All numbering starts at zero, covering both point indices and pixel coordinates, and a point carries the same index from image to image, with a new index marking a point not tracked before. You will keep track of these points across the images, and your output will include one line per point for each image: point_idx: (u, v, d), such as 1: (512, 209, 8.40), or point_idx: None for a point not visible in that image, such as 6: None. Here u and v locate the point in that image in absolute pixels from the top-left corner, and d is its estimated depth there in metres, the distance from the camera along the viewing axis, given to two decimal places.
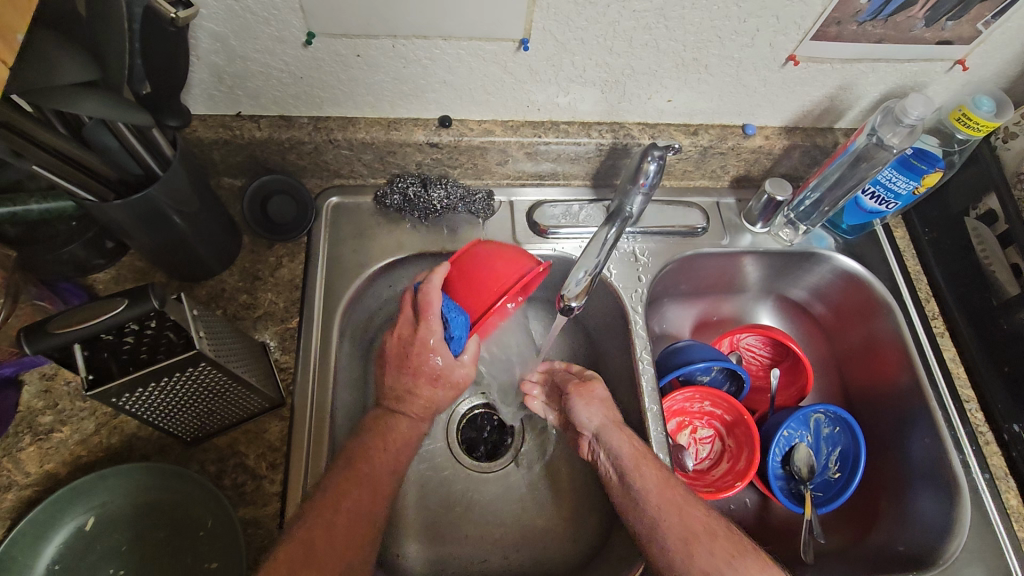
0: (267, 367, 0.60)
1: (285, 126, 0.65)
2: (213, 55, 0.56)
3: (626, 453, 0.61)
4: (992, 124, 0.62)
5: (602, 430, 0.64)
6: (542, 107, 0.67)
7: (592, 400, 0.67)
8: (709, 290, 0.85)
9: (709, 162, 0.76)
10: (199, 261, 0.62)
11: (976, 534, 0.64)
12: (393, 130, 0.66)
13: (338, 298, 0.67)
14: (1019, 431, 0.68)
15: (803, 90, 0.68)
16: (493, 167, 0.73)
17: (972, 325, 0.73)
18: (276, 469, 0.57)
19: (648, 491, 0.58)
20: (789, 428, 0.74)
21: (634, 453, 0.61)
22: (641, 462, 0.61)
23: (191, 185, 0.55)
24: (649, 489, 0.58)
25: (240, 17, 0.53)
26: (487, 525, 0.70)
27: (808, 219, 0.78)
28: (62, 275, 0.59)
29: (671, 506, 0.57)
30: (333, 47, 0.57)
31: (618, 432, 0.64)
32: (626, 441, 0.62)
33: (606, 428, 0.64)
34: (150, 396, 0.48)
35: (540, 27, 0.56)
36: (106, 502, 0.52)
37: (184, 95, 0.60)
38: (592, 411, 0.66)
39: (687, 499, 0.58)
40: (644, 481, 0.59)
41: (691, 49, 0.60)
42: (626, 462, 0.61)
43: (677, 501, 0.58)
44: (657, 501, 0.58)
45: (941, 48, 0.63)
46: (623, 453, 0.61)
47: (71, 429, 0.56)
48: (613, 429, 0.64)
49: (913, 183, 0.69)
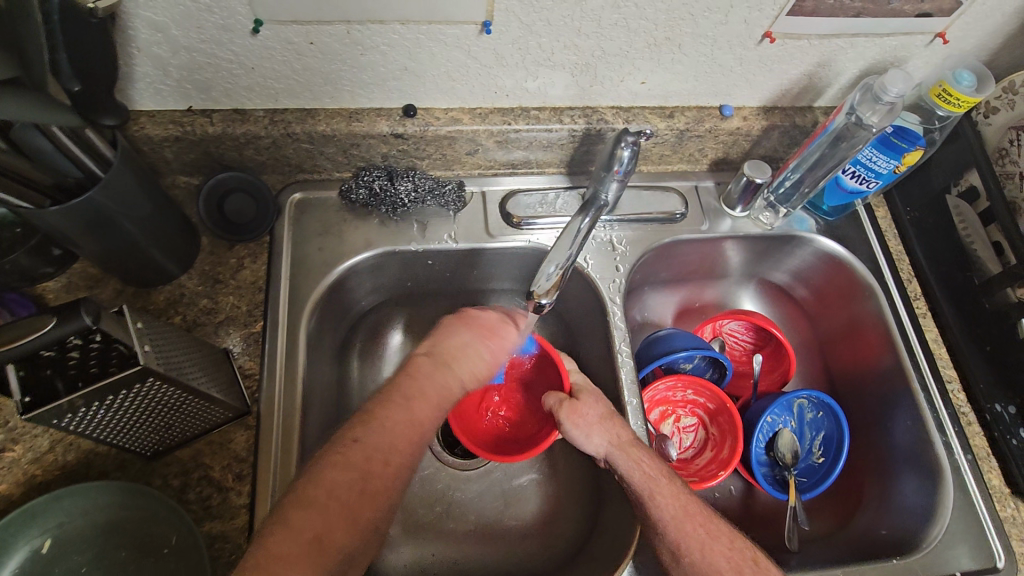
0: (230, 374, 0.58)
1: (239, 120, 0.61)
2: (156, 46, 0.53)
3: (639, 482, 0.58)
4: (973, 100, 0.60)
5: (611, 456, 0.60)
6: (511, 93, 0.64)
7: (591, 424, 0.61)
8: (690, 277, 0.83)
9: (687, 145, 0.73)
10: (156, 266, 0.59)
11: (959, 517, 0.64)
12: (355, 121, 0.63)
13: (304, 298, 0.65)
14: (1001, 411, 0.67)
15: (781, 67, 0.66)
16: (463, 157, 0.70)
17: (954, 304, 0.72)
18: (243, 480, 0.55)
19: (665, 524, 0.55)
20: (772, 414, 0.73)
21: (646, 480, 0.58)
22: (655, 491, 0.57)
23: (138, 186, 0.52)
24: (666, 522, 0.55)
25: (180, 5, 0.49)
26: (469, 524, 0.69)
27: (788, 203, 0.75)
28: (7, 286, 0.56)
29: (693, 541, 0.54)
30: (283, 35, 0.53)
31: (628, 454, 0.59)
32: (634, 468, 0.58)
33: (615, 455, 0.60)
34: (98, 415, 0.45)
35: (501, 8, 0.53)
36: (63, 522, 0.50)
37: (128, 90, 0.57)
38: (594, 437, 0.61)
39: (708, 531, 0.55)
40: (662, 513, 0.56)
41: (663, 28, 0.58)
42: (641, 491, 0.57)
43: (699, 532, 0.55)
44: (676, 536, 0.55)
45: (921, 21, 0.61)
46: (636, 483, 0.58)
47: (23, 448, 0.53)
48: (621, 453, 0.59)
49: (894, 162, 0.66)
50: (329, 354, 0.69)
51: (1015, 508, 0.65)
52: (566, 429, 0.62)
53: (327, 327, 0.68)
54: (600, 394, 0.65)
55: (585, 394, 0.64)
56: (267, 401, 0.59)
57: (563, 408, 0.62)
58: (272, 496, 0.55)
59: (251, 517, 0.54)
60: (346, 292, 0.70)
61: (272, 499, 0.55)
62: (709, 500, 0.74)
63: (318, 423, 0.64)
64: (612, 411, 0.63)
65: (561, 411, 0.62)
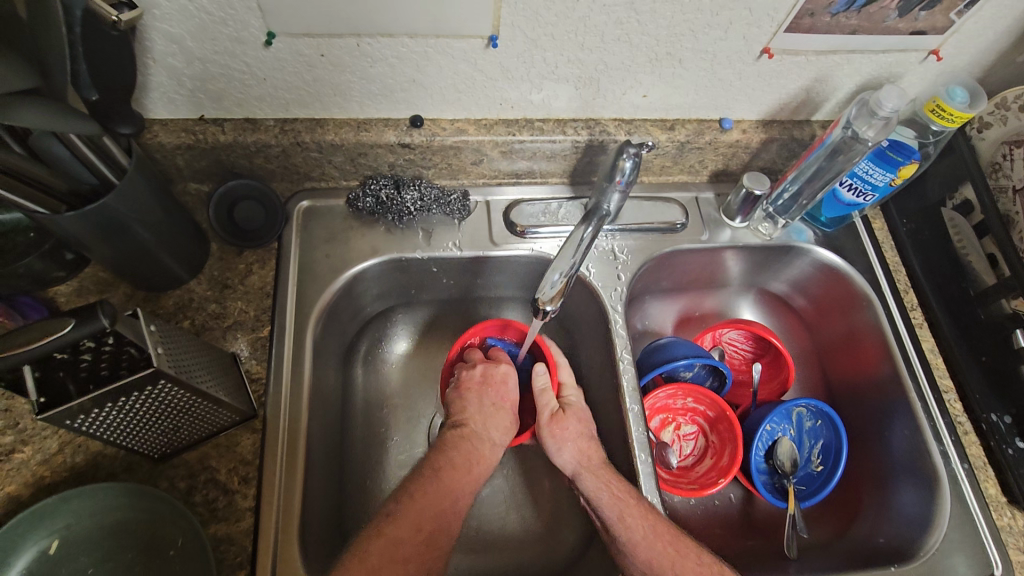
0: (237, 378, 0.59)
1: (250, 129, 0.63)
2: (171, 57, 0.54)
3: (607, 504, 0.58)
4: (966, 115, 0.61)
5: (578, 476, 0.61)
6: (516, 105, 0.66)
7: (565, 440, 0.62)
8: (690, 286, 0.84)
9: (687, 157, 0.75)
10: (166, 271, 0.60)
11: (956, 525, 0.65)
12: (363, 131, 0.65)
13: (311, 305, 0.66)
14: (997, 421, 0.68)
15: (779, 82, 0.67)
16: (468, 166, 0.72)
17: (950, 315, 0.73)
18: (248, 483, 0.56)
19: (635, 543, 0.56)
20: (772, 422, 0.74)
21: (614, 502, 0.58)
22: (624, 511, 0.57)
23: (150, 192, 0.53)
24: (636, 542, 0.56)
25: (196, 17, 0.51)
26: (469, 530, 0.70)
27: (787, 213, 0.76)
28: (19, 289, 0.57)
29: (664, 560, 0.55)
30: (295, 47, 0.55)
31: (597, 476, 0.60)
32: (602, 490, 0.59)
33: (583, 476, 0.60)
34: (107, 418, 0.46)
35: (508, 23, 0.55)
36: (71, 524, 0.50)
37: (143, 100, 0.58)
38: (564, 454, 0.62)
39: (678, 549, 0.56)
40: (631, 534, 0.56)
41: (664, 44, 0.59)
42: (609, 513, 0.58)
43: (669, 551, 0.56)
44: (646, 555, 0.55)
45: (915, 39, 0.62)
46: (604, 504, 0.58)
47: (32, 449, 0.54)
48: (589, 475, 0.60)
49: (890, 175, 0.68)
50: (335, 359, 0.70)
51: (1011, 517, 0.66)
52: (542, 435, 0.63)
53: (333, 332, 0.69)
54: (587, 415, 0.66)
55: (570, 409, 0.65)
56: (273, 406, 0.60)
57: (547, 414, 0.64)
58: (277, 499, 0.56)
59: (257, 520, 0.55)
60: (353, 297, 0.71)
61: (277, 503, 0.56)
62: (708, 508, 0.75)
63: (323, 428, 0.64)
64: (590, 433, 0.64)
65: (545, 416, 0.63)
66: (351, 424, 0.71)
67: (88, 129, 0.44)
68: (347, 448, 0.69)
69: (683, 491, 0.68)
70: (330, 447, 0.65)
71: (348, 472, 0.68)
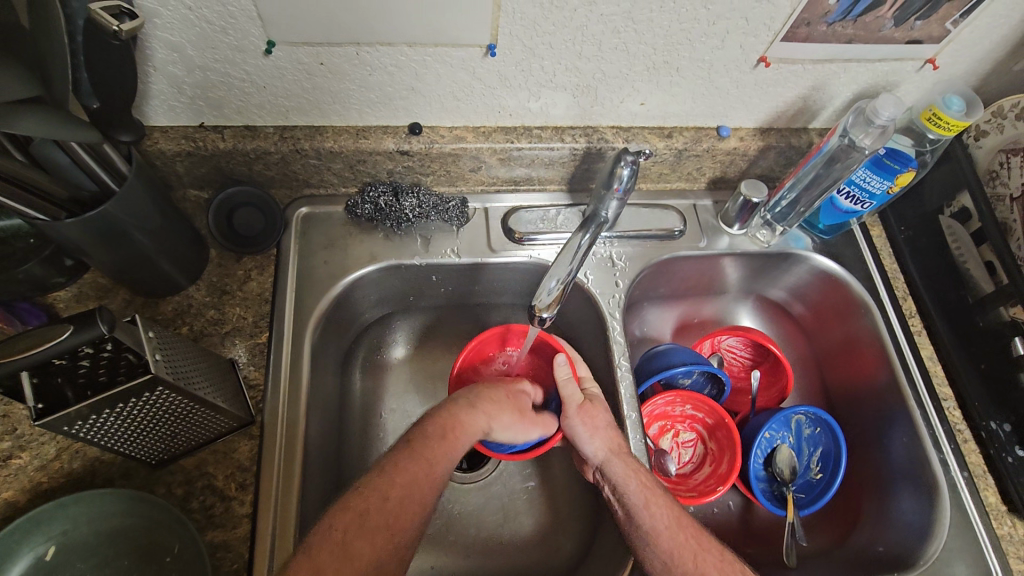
0: (236, 385, 0.59)
1: (250, 136, 0.63)
2: (172, 65, 0.55)
3: (635, 491, 0.58)
4: (962, 123, 0.62)
5: (607, 462, 0.60)
6: (514, 112, 0.66)
7: (598, 427, 0.62)
8: (689, 292, 0.84)
9: (685, 164, 0.75)
10: (166, 276, 0.60)
11: (956, 534, 0.64)
12: (362, 139, 0.65)
13: (310, 311, 0.66)
14: (996, 428, 0.68)
15: (776, 91, 0.67)
16: (467, 174, 0.72)
17: (949, 322, 0.73)
18: (246, 489, 0.56)
19: (658, 533, 0.56)
20: (770, 429, 0.74)
21: (642, 490, 0.58)
22: (650, 500, 0.58)
23: (150, 200, 0.54)
24: (659, 531, 0.56)
25: (197, 26, 0.51)
26: (466, 537, 0.70)
27: (785, 220, 0.77)
28: (19, 295, 0.57)
29: (686, 552, 0.55)
30: (295, 56, 0.55)
31: (626, 463, 0.60)
32: (633, 476, 0.59)
33: (613, 462, 0.60)
34: (104, 424, 0.46)
35: (505, 33, 0.55)
36: (68, 530, 0.50)
37: (143, 107, 0.59)
38: (597, 440, 0.61)
39: (701, 542, 0.56)
40: (656, 523, 0.57)
41: (661, 52, 0.60)
42: (636, 500, 0.58)
43: (692, 543, 0.56)
44: (669, 545, 0.55)
45: (912, 47, 0.63)
46: (632, 492, 0.58)
47: (30, 455, 0.54)
48: (620, 461, 0.60)
49: (887, 183, 0.68)
50: (334, 365, 0.70)
51: (1011, 525, 0.65)
52: (574, 421, 0.62)
53: (331, 338, 0.69)
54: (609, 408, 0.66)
55: (596, 400, 0.65)
56: (270, 412, 0.60)
57: (574, 404, 0.63)
58: (273, 505, 0.56)
59: (253, 527, 0.54)
60: (352, 303, 0.71)
61: (274, 509, 0.56)
62: (707, 516, 0.75)
63: (320, 433, 0.64)
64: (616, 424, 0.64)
65: (575, 405, 0.62)
66: (348, 431, 0.71)
67: (88, 137, 0.44)
68: (344, 454, 0.69)
69: (681, 499, 0.68)
70: (327, 453, 0.65)
71: (346, 478, 0.68)
